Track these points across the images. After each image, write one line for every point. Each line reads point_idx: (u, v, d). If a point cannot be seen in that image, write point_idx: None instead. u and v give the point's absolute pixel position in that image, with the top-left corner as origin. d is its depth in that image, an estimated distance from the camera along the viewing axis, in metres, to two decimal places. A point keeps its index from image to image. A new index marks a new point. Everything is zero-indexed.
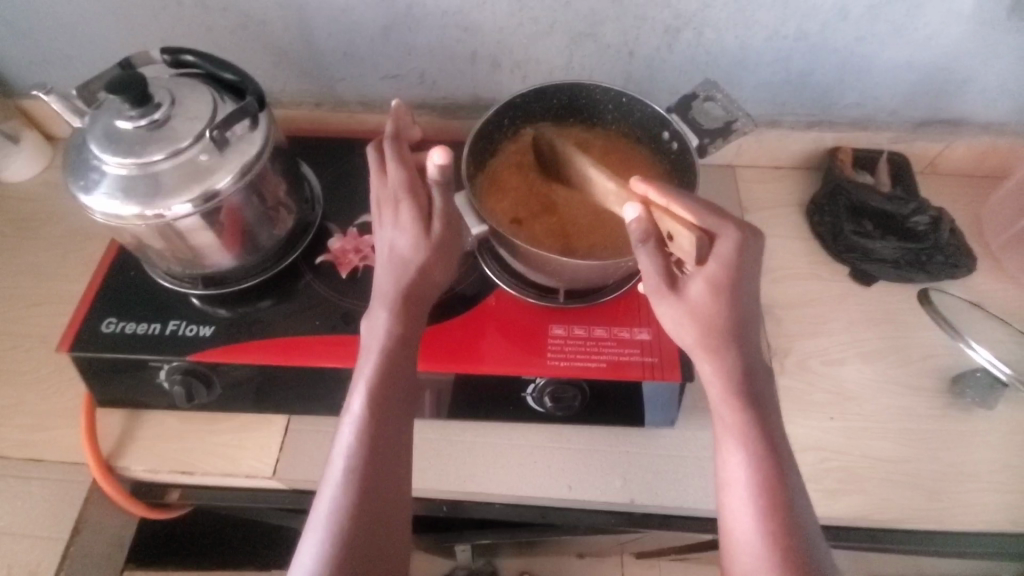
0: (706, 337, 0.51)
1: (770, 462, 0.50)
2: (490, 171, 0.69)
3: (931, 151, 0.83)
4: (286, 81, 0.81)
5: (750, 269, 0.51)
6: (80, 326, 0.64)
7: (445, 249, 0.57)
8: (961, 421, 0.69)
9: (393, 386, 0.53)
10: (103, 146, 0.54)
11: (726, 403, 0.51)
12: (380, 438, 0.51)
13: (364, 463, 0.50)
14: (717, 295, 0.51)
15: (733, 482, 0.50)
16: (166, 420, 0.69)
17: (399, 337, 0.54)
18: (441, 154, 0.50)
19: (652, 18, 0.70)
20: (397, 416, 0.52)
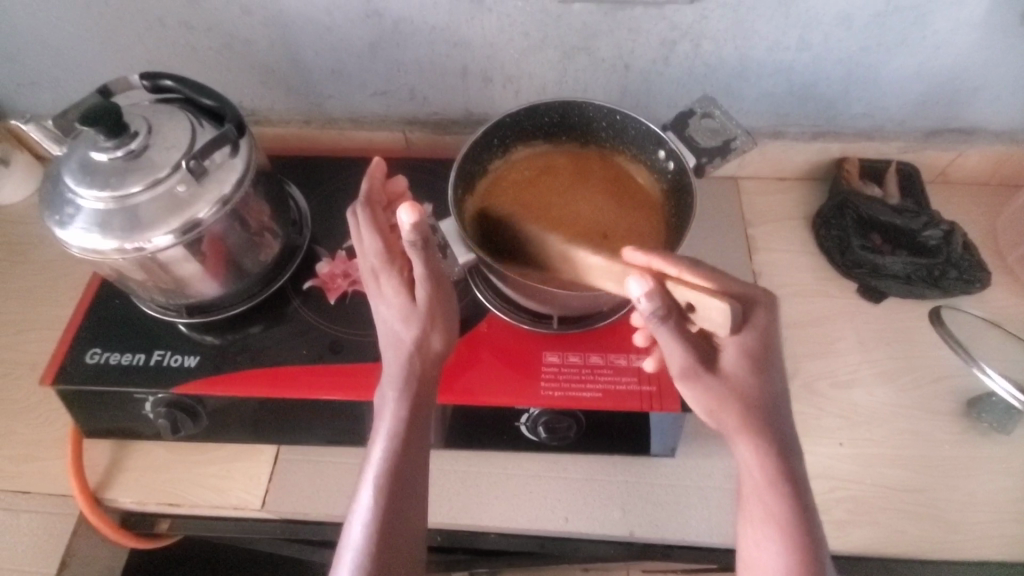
0: (736, 404, 0.48)
1: (804, 552, 0.46)
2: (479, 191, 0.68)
3: (942, 160, 0.80)
4: (275, 99, 0.80)
5: (776, 338, 0.49)
6: (64, 357, 0.63)
7: (439, 316, 0.51)
8: (978, 446, 0.66)
9: (410, 460, 0.48)
10: (79, 179, 0.53)
11: (755, 465, 0.48)
12: (396, 519, 0.46)
13: (379, 547, 0.45)
14: (750, 349, 0.49)
15: (753, 490, 0.48)
16: (154, 449, 0.67)
17: (416, 405, 0.50)
18: (407, 212, 0.43)
19: (647, 31, 0.68)
20: (415, 491, 0.48)
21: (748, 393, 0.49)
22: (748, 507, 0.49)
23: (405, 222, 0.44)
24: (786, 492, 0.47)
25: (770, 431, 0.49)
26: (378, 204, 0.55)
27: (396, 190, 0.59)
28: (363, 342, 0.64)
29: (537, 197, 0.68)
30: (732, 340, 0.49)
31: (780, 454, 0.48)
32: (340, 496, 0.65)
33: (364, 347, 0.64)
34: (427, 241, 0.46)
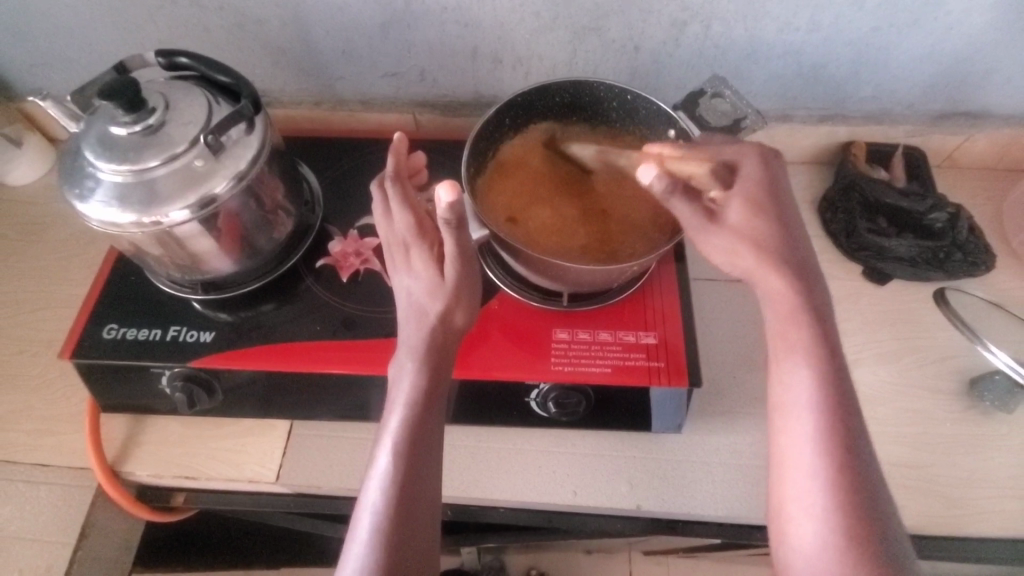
0: (761, 252, 0.51)
1: (832, 385, 0.48)
2: (494, 166, 0.68)
3: (950, 144, 0.81)
4: (285, 81, 0.80)
5: (783, 184, 0.53)
6: (82, 332, 0.64)
7: (465, 292, 0.51)
8: (980, 424, 0.67)
9: (427, 428, 0.50)
10: (98, 153, 0.53)
11: (778, 294, 0.51)
12: (415, 482, 0.48)
13: (397, 510, 0.46)
14: (764, 212, 0.52)
15: (781, 323, 0.51)
16: (169, 424, 0.69)
17: (435, 375, 0.51)
18: (446, 190, 0.41)
19: (657, 12, 0.68)
20: (431, 459, 0.49)
21: (779, 285, 0.51)
22: (789, 424, 0.49)
23: (444, 201, 0.42)
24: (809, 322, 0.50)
25: (815, 358, 0.49)
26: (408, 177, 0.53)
27: (416, 164, 0.58)
28: (375, 319, 0.65)
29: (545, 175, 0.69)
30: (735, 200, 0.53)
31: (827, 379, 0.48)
32: (352, 470, 0.66)
33: (376, 323, 0.65)
34: (462, 220, 0.45)
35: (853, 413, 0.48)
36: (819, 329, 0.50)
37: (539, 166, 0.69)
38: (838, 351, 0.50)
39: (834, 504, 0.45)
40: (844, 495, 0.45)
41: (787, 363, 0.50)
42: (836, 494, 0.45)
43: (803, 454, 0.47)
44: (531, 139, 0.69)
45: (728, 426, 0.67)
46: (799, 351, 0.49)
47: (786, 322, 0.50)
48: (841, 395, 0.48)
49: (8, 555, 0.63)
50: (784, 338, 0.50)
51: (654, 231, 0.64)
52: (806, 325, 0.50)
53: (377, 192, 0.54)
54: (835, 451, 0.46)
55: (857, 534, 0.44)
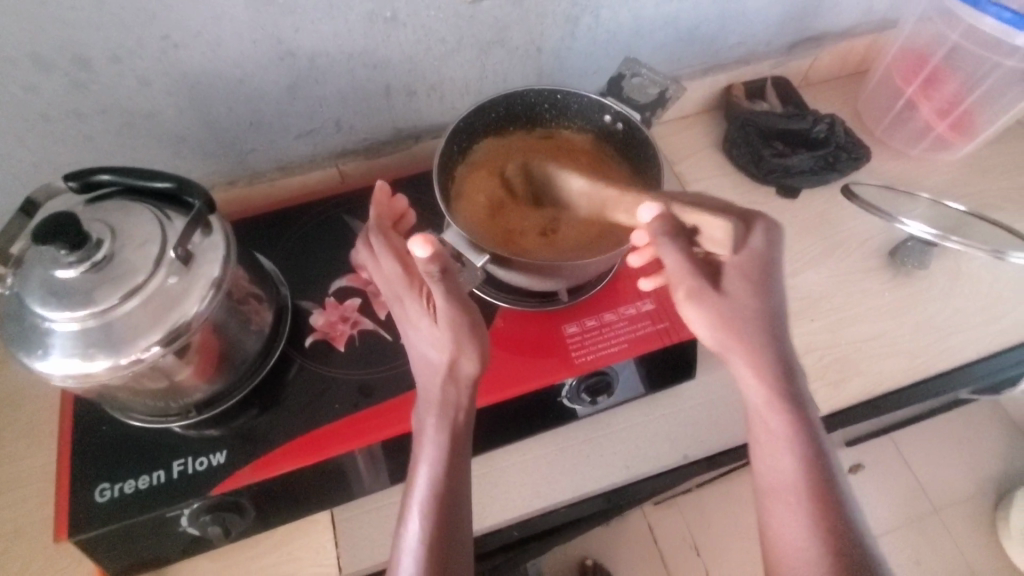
0: (736, 333, 0.54)
1: (812, 456, 0.52)
2: (455, 200, 0.68)
3: (805, 65, 0.94)
4: (192, 169, 0.74)
5: (778, 255, 0.55)
6: (70, 504, 0.57)
7: (466, 339, 0.51)
8: (909, 284, 0.80)
9: (454, 492, 0.49)
10: (49, 302, 0.47)
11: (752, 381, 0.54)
12: (447, 546, 0.47)
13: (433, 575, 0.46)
14: (762, 338, 0.54)
15: (779, 493, 0.52)
16: (195, 566, 0.62)
17: (455, 430, 0.52)
18: (420, 245, 0.48)
19: (552, 12, 0.72)
20: (460, 518, 0.49)
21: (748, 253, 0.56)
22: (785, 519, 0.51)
23: (420, 254, 0.49)
24: (781, 400, 0.53)
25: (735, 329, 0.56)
26: (386, 228, 0.58)
27: (396, 208, 0.62)
28: (390, 375, 0.64)
29: (515, 187, 0.70)
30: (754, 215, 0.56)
31: (765, 359, 0.54)
32: None
33: (394, 379, 0.64)
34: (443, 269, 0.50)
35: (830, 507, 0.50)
36: (777, 368, 0.54)
37: (506, 182, 0.70)
38: (806, 439, 0.52)
39: (783, 479, 0.52)
40: (797, 444, 0.52)
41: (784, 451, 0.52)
42: (797, 481, 0.51)
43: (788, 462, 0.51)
44: (481, 155, 0.70)
45: None
46: (734, 338, 0.54)
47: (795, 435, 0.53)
48: (821, 462, 0.52)
49: None
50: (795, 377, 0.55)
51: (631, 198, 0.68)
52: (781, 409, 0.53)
53: (364, 247, 0.59)
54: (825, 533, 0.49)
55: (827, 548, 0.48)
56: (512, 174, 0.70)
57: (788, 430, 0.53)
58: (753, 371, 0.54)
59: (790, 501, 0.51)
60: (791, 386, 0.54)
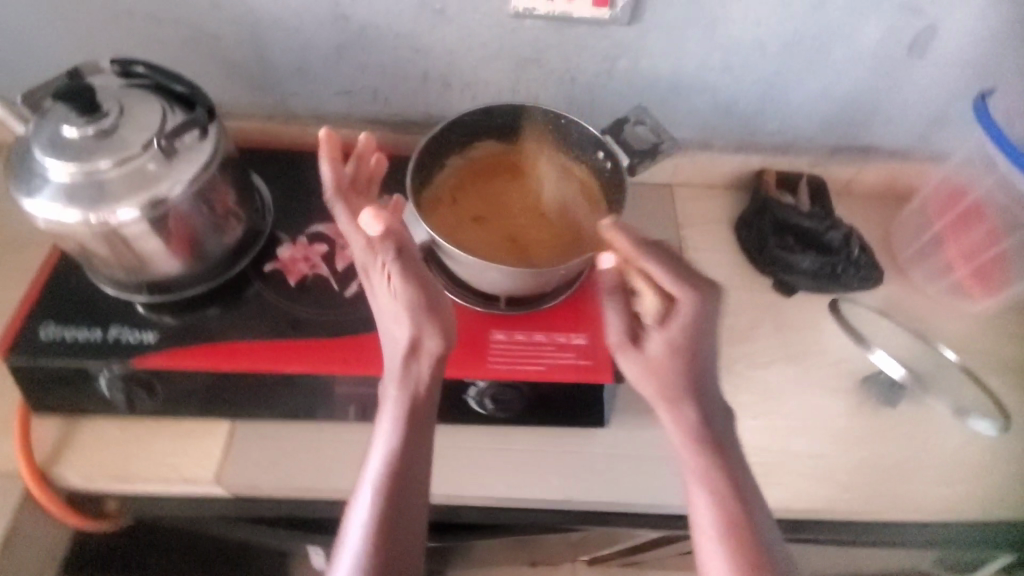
0: (654, 385, 0.59)
1: (730, 497, 0.57)
2: (432, 204, 0.70)
3: (847, 174, 0.92)
4: (238, 94, 0.83)
5: (707, 325, 0.58)
6: (18, 331, 0.64)
7: (426, 317, 0.54)
8: (870, 418, 0.77)
9: (408, 472, 0.53)
10: (49, 151, 0.55)
11: (673, 423, 0.59)
12: (398, 508, 0.52)
13: (383, 531, 0.51)
14: (676, 382, 0.59)
15: (706, 535, 0.56)
16: (104, 428, 0.68)
17: (417, 406, 0.55)
18: (371, 218, 0.53)
19: (591, 47, 0.76)
20: (415, 485, 0.53)
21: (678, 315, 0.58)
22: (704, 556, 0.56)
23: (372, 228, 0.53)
24: (699, 441, 0.58)
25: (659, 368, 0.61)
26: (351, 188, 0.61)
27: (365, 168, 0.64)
28: (323, 320, 0.68)
29: (473, 203, 0.72)
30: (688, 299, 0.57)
31: (687, 406, 0.59)
32: (296, 468, 0.68)
33: (326, 324, 0.68)
34: (398, 244, 0.54)
35: (750, 532, 0.56)
36: (691, 399, 0.59)
37: (467, 199, 0.72)
38: (728, 475, 0.58)
39: (709, 543, 0.55)
40: (711, 483, 0.57)
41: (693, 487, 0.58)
42: (721, 542, 0.55)
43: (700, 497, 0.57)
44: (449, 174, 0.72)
45: (653, 422, 0.73)
46: (668, 400, 0.59)
47: (708, 472, 0.58)
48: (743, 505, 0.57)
49: None
50: (709, 416, 0.59)
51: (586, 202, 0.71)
52: (699, 448, 0.58)
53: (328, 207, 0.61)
54: (742, 562, 0.54)
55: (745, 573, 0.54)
56: (471, 191, 0.73)
57: (717, 495, 0.57)
58: (671, 413, 0.59)
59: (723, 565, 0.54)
60: (705, 425, 0.59)
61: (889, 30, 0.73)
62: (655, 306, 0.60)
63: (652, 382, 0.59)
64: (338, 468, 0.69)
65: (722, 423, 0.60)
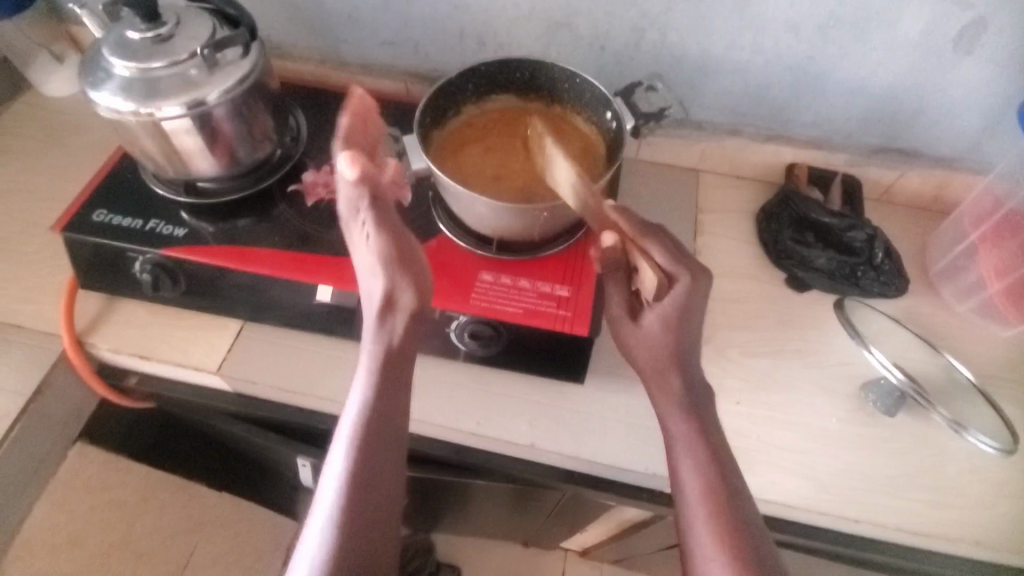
0: (647, 358, 0.61)
1: (710, 468, 0.56)
2: (441, 145, 0.73)
3: (887, 178, 0.88)
4: (296, 37, 0.90)
5: (696, 307, 0.59)
6: (76, 212, 0.73)
7: (403, 267, 0.58)
8: (864, 424, 0.73)
9: (385, 418, 0.56)
10: (114, 51, 0.63)
11: (663, 398, 0.60)
12: (377, 440, 0.55)
13: (365, 461, 0.54)
14: (664, 355, 0.60)
15: (692, 509, 0.55)
16: (134, 310, 0.77)
17: (394, 353, 0.58)
18: (347, 161, 0.59)
19: (620, 16, 0.77)
20: (394, 422, 0.56)
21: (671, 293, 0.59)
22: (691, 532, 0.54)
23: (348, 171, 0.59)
24: (687, 412, 0.59)
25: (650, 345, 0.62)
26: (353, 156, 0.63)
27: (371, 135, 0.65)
28: (330, 240, 0.73)
29: (490, 142, 0.75)
30: (684, 279, 0.59)
31: (677, 381, 0.60)
32: (289, 373, 0.74)
33: (331, 244, 0.73)
34: (372, 184, 0.59)
35: (735, 507, 0.54)
36: (679, 371, 0.60)
37: (483, 140, 0.74)
38: (713, 444, 0.58)
39: (688, 501, 0.55)
40: (699, 456, 0.57)
41: (679, 460, 0.57)
42: (697, 504, 0.55)
43: (687, 472, 0.56)
44: (466, 118, 0.75)
45: (631, 390, 0.73)
46: (657, 371, 0.60)
47: (699, 448, 0.57)
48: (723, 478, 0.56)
49: None
50: (694, 389, 0.60)
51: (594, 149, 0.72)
52: (686, 418, 0.58)
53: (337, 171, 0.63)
54: (730, 540, 0.53)
55: (731, 549, 0.52)
56: (487, 132, 0.75)
57: (701, 463, 0.56)
58: (663, 387, 0.60)
59: (692, 521, 0.54)
60: (692, 400, 0.59)
61: (930, 21, 0.71)
62: (649, 286, 0.61)
63: (647, 355, 0.61)
64: (327, 378, 0.74)
65: (705, 397, 0.60)
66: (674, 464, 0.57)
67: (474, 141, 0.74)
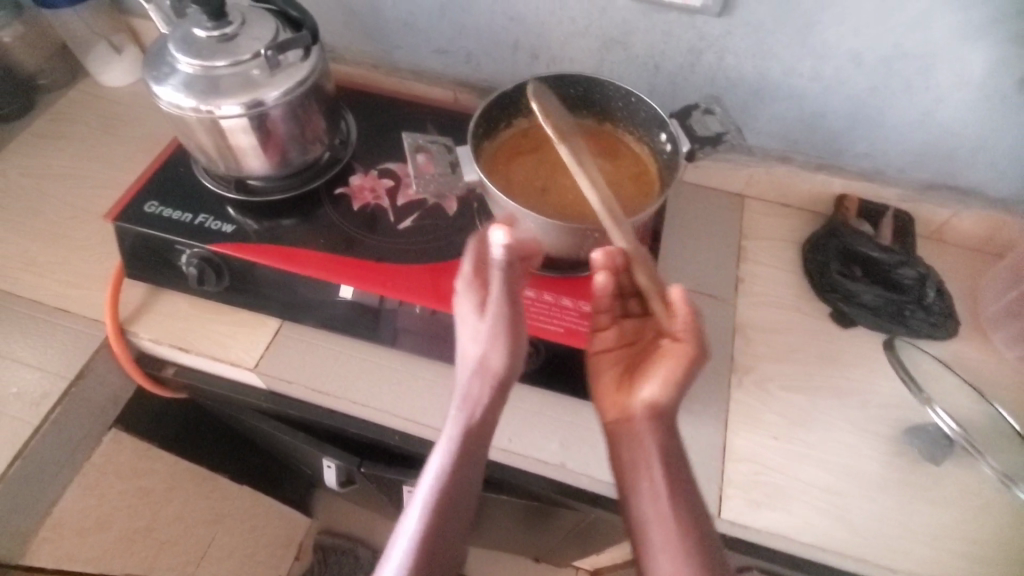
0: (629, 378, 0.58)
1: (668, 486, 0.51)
2: (490, 156, 0.73)
3: (939, 216, 0.86)
4: (350, 41, 0.91)
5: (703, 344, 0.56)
6: (129, 202, 0.75)
7: (509, 337, 0.56)
8: (905, 469, 0.70)
9: (457, 501, 0.51)
10: (180, 47, 0.64)
11: (622, 409, 0.56)
12: (451, 503, 0.50)
13: (436, 523, 0.49)
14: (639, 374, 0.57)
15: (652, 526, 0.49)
16: (176, 302, 0.78)
17: (485, 415, 0.55)
18: (500, 234, 0.53)
19: (677, 37, 0.76)
20: (471, 489, 0.52)
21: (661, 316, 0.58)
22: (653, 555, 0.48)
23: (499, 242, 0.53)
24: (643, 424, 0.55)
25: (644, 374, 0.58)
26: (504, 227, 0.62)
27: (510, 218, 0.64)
28: (373, 245, 0.74)
29: (539, 156, 0.74)
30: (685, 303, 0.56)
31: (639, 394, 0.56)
32: (323, 375, 0.74)
33: (374, 249, 0.73)
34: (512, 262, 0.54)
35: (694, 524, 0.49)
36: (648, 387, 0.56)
37: (532, 154, 0.74)
38: (669, 457, 0.53)
39: (658, 533, 0.49)
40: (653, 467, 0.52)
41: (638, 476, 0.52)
42: (654, 522, 0.49)
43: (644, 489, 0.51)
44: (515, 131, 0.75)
45: None
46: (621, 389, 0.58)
47: (658, 462, 0.52)
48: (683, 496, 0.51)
49: (19, 377, 0.73)
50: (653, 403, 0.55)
51: (647, 168, 0.73)
52: (640, 430, 0.54)
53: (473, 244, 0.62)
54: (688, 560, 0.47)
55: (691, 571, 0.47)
56: (537, 146, 0.75)
57: (669, 498, 0.51)
58: (626, 404, 0.56)
59: (653, 554, 0.48)
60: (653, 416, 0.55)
61: (999, 61, 0.68)
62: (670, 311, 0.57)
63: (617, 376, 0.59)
64: (360, 382, 0.74)
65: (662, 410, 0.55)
66: (636, 489, 0.52)
67: (524, 154, 0.74)
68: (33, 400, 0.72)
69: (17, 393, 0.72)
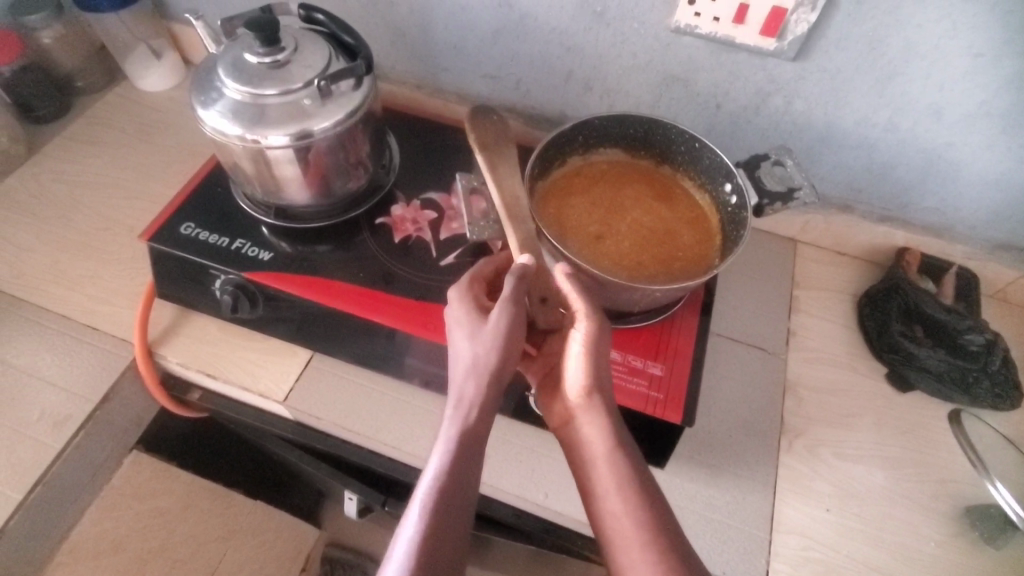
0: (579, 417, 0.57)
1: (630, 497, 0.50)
2: (542, 195, 0.69)
3: (1007, 276, 0.81)
4: (396, 60, 0.88)
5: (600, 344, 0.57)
6: (164, 222, 0.72)
7: (509, 337, 0.53)
8: (966, 553, 0.66)
9: (457, 501, 0.44)
10: (230, 72, 0.61)
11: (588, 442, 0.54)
12: (448, 505, 0.44)
13: (433, 528, 0.42)
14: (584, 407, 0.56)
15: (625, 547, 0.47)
16: (207, 326, 0.75)
17: (478, 412, 0.50)
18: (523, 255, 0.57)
19: (745, 79, 0.72)
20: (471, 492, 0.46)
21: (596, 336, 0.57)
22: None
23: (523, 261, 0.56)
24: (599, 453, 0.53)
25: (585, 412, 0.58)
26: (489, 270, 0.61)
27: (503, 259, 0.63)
28: (413, 281, 0.71)
29: (591, 197, 0.71)
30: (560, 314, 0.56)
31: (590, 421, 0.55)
32: (353, 412, 0.71)
33: (414, 286, 0.70)
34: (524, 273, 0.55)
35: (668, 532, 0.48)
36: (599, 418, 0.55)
37: (584, 194, 0.71)
38: (629, 471, 0.52)
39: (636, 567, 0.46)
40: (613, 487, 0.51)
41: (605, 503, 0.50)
42: (626, 538, 0.47)
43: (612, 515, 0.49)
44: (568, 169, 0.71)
45: (711, 479, 0.68)
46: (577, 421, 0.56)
47: (616, 482, 0.51)
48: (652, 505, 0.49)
49: (44, 396, 0.71)
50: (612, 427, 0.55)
51: (708, 219, 0.70)
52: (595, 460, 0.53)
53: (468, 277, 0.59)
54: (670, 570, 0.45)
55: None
56: (589, 187, 0.71)
57: (623, 494, 0.50)
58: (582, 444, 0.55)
59: (614, 544, 0.48)
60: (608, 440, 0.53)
61: None
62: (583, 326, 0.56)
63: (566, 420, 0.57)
64: (391, 422, 0.71)
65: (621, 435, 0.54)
66: (591, 484, 0.52)
67: (577, 193, 0.70)
68: (56, 422, 0.70)
69: (41, 414, 0.70)
